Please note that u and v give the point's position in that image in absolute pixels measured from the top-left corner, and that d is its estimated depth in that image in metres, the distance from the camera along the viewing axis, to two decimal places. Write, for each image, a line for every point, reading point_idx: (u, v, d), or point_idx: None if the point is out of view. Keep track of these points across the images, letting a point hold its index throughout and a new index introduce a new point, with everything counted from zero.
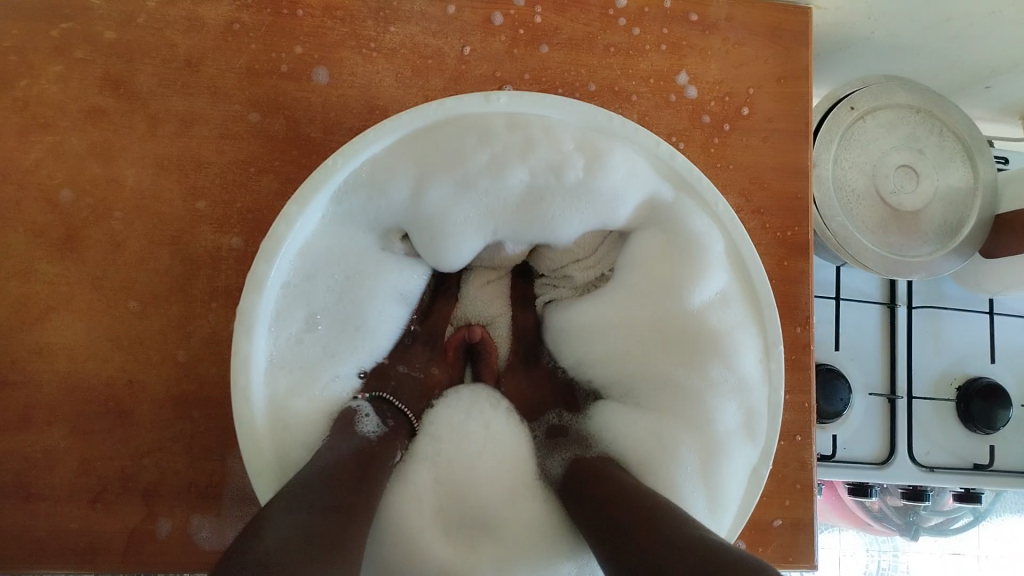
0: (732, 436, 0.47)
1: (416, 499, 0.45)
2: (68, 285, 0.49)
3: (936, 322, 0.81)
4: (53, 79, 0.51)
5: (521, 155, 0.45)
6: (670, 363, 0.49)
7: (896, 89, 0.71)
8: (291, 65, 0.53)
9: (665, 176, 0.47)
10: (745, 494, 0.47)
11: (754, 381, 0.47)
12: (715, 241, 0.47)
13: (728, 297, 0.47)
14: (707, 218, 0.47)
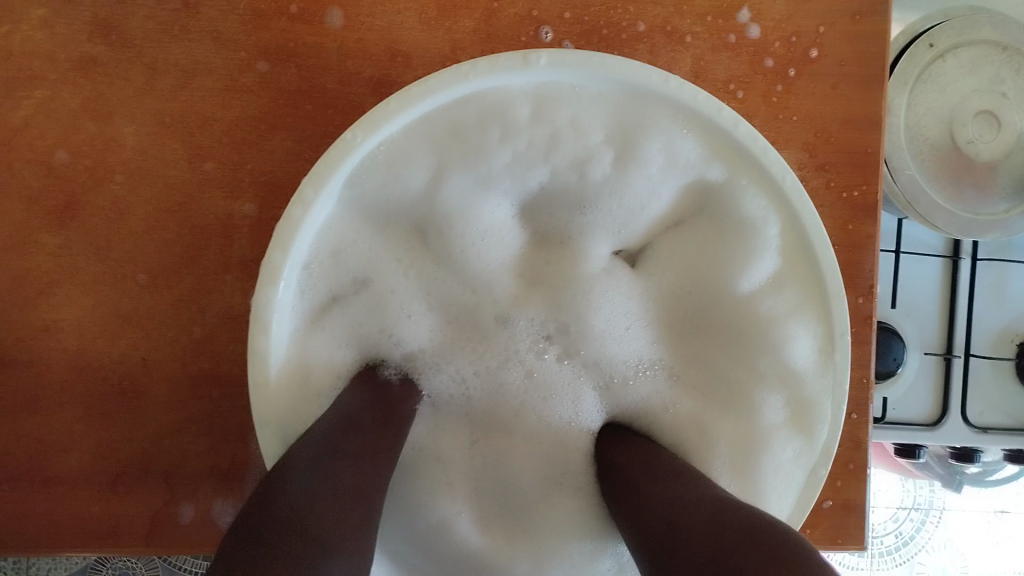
0: (776, 430, 0.44)
1: (447, 474, 0.43)
2: (70, 258, 0.45)
3: (1002, 273, 0.76)
4: (36, 25, 0.45)
5: (554, 138, 0.40)
6: (718, 350, 0.45)
7: (982, 23, 0.62)
8: (301, 5, 0.47)
9: (721, 151, 0.41)
10: (800, 497, 0.43)
11: (807, 371, 0.43)
12: (775, 222, 0.42)
13: (784, 285, 0.43)
14: (766, 199, 0.41)
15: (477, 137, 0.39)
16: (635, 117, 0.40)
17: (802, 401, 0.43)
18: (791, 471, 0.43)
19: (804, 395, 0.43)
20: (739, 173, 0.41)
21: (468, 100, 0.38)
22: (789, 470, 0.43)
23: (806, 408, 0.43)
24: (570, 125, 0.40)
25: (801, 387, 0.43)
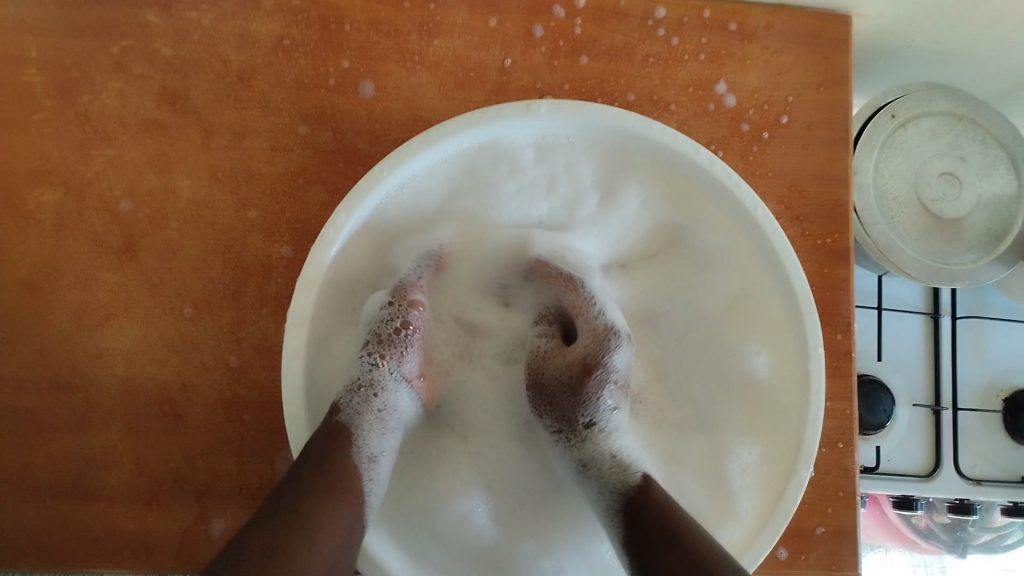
0: (741, 435, 0.50)
1: (455, 475, 0.50)
2: (126, 292, 0.51)
3: (981, 332, 0.79)
4: (113, 94, 0.53)
5: (546, 186, 0.51)
6: (701, 376, 0.52)
7: (938, 97, 0.70)
8: (338, 79, 0.55)
9: (692, 193, 0.50)
10: (760, 495, 0.48)
11: (767, 380, 0.50)
12: (736, 251, 0.49)
13: (745, 305, 0.50)
14: (728, 232, 0.49)
15: (490, 175, 0.50)
16: (614, 165, 0.50)
17: (769, 407, 0.49)
18: (755, 471, 0.49)
19: (772, 401, 0.49)
20: (710, 210, 0.49)
21: (484, 146, 0.48)
22: (754, 469, 0.49)
23: (776, 415, 0.49)
24: (563, 169, 0.50)
25: (769, 395, 0.49)
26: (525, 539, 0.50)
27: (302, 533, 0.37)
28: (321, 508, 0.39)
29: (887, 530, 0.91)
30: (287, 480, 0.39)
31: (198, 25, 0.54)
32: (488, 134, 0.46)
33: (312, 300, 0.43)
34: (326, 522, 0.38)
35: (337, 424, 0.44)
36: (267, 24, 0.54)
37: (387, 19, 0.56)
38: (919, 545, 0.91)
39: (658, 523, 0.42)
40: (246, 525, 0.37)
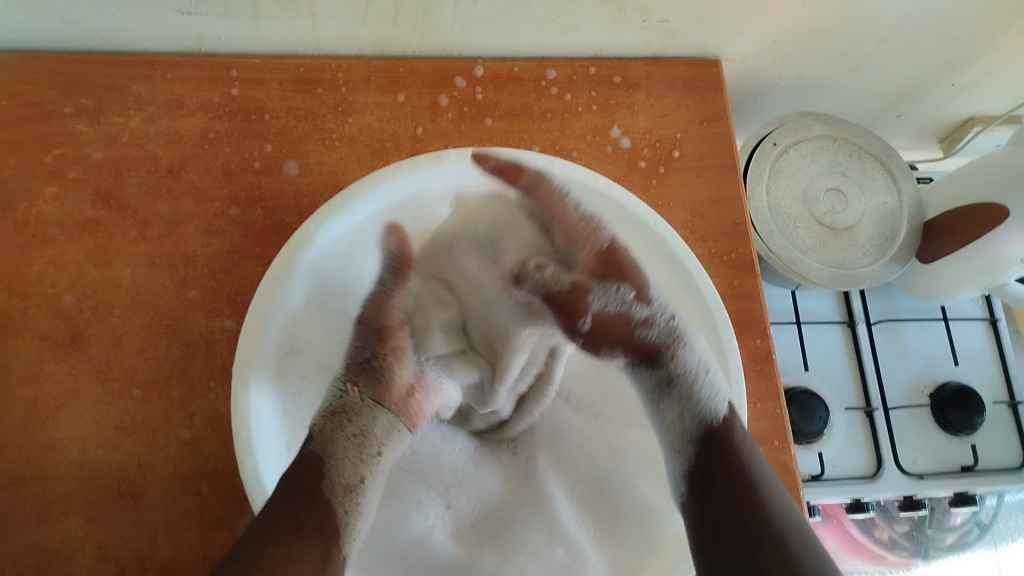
0: None
1: (420, 504, 0.55)
2: (75, 381, 0.53)
3: (897, 334, 0.84)
4: (50, 200, 0.57)
5: None
6: None
7: (811, 123, 0.78)
8: (263, 162, 0.59)
9: None
10: None
11: None
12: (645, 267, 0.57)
13: None
14: (633, 252, 0.57)
15: (413, 235, 0.57)
16: None
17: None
18: None
19: None
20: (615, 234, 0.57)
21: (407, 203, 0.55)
22: None
23: None
24: None
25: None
26: (492, 552, 0.55)
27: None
28: (284, 559, 0.40)
29: (856, 551, 0.88)
30: (253, 531, 0.41)
31: (126, 128, 0.59)
32: (409, 185, 0.54)
33: (256, 354, 0.48)
34: (287, 566, 0.39)
35: (310, 454, 0.46)
36: (191, 121, 0.59)
37: (303, 105, 0.61)
38: (887, 560, 0.90)
39: (740, 476, 0.44)
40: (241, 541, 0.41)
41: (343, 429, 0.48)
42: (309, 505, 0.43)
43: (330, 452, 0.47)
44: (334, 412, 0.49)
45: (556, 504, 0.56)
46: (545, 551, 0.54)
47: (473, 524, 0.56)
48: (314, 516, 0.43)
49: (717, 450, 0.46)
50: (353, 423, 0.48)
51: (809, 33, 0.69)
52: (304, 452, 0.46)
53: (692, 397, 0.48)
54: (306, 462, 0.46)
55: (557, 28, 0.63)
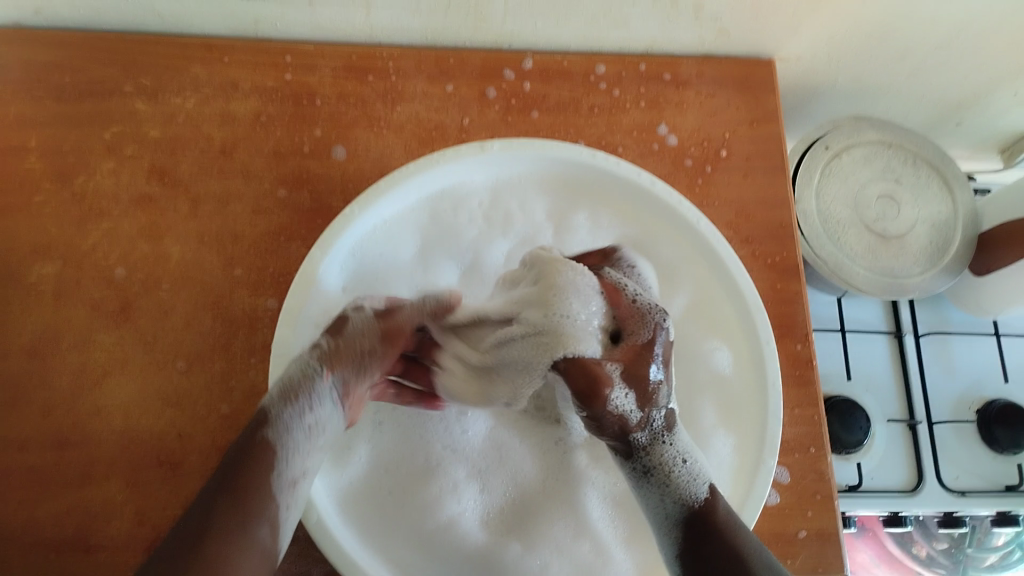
0: (713, 430, 0.54)
1: (450, 486, 0.53)
2: (122, 351, 0.55)
3: (946, 348, 0.81)
4: (107, 174, 0.59)
5: (503, 230, 0.58)
6: None
7: (865, 128, 0.76)
8: (312, 146, 0.60)
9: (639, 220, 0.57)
10: (732, 484, 0.52)
11: (727, 376, 0.55)
12: (684, 264, 0.57)
13: (695, 312, 0.57)
14: (675, 248, 0.57)
15: (452, 223, 0.56)
16: (563, 203, 0.58)
17: (733, 398, 0.55)
18: (722, 463, 0.53)
19: (734, 396, 0.55)
20: (656, 229, 0.57)
21: (445, 195, 0.56)
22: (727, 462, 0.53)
23: (737, 407, 0.55)
24: (518, 210, 0.58)
25: (730, 389, 0.55)
26: (519, 541, 0.53)
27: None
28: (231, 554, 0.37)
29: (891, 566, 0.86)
30: (199, 517, 0.38)
31: (182, 109, 0.60)
32: (451, 174, 0.54)
33: (293, 335, 0.50)
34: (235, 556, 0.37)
35: (262, 438, 0.42)
36: (244, 104, 0.60)
37: (353, 91, 0.61)
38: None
39: (733, 554, 0.44)
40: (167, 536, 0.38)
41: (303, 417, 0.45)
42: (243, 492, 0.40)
43: (283, 440, 0.43)
44: (290, 392, 0.45)
45: (587, 499, 0.54)
46: (571, 546, 0.53)
47: (504, 510, 0.54)
48: (261, 501, 0.40)
49: (701, 539, 0.46)
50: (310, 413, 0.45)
51: (866, 36, 0.67)
52: (258, 435, 0.42)
53: (678, 476, 0.47)
54: (256, 445, 0.42)
55: (607, 23, 0.63)
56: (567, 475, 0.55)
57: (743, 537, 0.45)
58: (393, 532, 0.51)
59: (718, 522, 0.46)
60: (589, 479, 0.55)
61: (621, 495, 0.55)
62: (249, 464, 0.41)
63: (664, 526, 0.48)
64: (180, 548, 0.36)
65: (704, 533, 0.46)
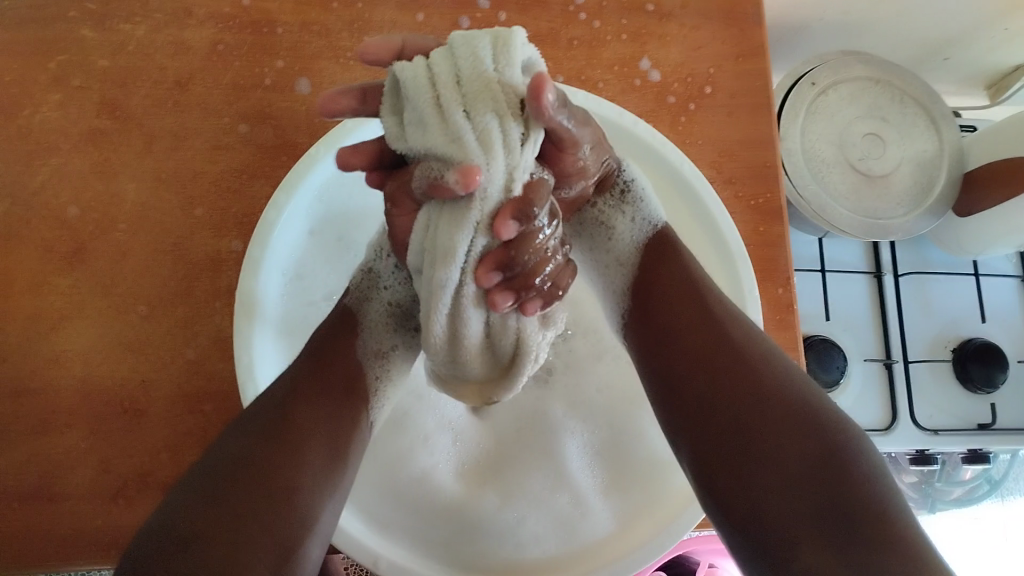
0: None
1: (423, 440, 0.53)
2: (79, 295, 0.53)
3: (925, 289, 0.81)
4: (54, 107, 0.55)
5: None
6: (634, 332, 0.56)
7: (852, 63, 0.74)
8: (274, 78, 0.56)
9: None
10: None
11: None
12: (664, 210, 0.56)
13: None
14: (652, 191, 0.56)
15: None
16: None
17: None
18: None
19: None
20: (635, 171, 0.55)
21: None
22: None
23: None
24: None
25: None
26: (494, 493, 0.52)
27: (289, 432, 0.38)
28: (315, 420, 0.40)
29: None
30: (287, 389, 0.41)
31: (133, 37, 0.56)
32: None
33: (260, 283, 0.48)
34: (318, 428, 0.40)
35: (345, 310, 0.46)
36: (200, 32, 0.56)
37: (317, 19, 0.57)
38: None
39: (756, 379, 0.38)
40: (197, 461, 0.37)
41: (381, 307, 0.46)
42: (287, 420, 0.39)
43: (362, 311, 0.46)
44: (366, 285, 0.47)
45: (566, 450, 0.54)
46: (548, 496, 0.52)
47: (478, 462, 0.54)
48: (349, 386, 0.43)
49: (686, 352, 0.42)
50: (386, 291, 0.46)
51: None
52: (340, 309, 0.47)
53: (636, 201, 0.49)
54: (339, 315, 0.46)
55: None
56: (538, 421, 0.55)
57: (741, 331, 0.41)
58: (367, 484, 0.50)
59: (706, 316, 0.42)
60: (566, 431, 0.55)
61: (598, 448, 0.54)
62: (332, 349, 0.44)
63: (620, 264, 0.48)
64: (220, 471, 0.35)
65: (689, 345, 0.42)
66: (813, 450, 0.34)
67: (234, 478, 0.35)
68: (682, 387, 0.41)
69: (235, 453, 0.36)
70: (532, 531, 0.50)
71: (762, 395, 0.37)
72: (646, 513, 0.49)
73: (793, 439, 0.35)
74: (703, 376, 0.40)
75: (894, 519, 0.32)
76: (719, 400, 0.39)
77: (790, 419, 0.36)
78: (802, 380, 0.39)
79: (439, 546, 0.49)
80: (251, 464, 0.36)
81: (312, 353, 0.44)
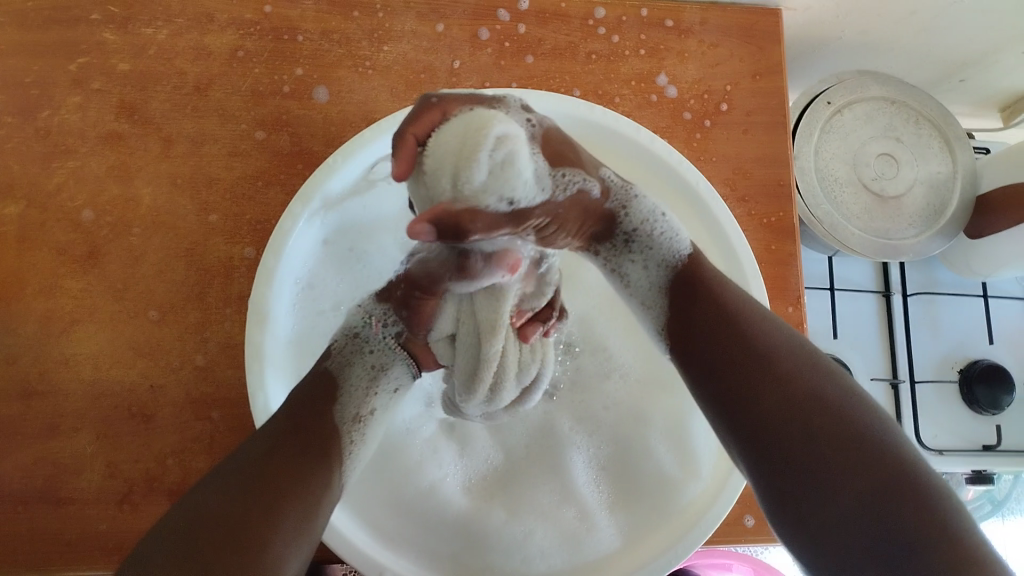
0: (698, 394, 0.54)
1: (433, 457, 0.53)
2: (92, 298, 0.53)
3: (933, 309, 0.81)
4: (72, 109, 0.55)
5: None
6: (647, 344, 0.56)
7: (868, 82, 0.74)
8: (292, 86, 0.56)
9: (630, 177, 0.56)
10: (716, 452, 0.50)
11: None
12: None
13: None
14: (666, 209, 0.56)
15: None
16: None
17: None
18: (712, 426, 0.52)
19: None
20: (650, 187, 0.55)
21: None
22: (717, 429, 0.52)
23: None
24: None
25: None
26: (501, 508, 0.52)
27: (267, 491, 0.37)
28: (292, 479, 0.39)
29: None
30: (268, 441, 0.40)
31: (154, 40, 0.56)
32: None
33: (272, 292, 0.48)
34: (297, 485, 0.39)
35: (326, 369, 0.47)
36: (220, 38, 0.57)
37: (337, 28, 0.58)
38: None
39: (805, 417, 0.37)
40: (156, 528, 0.36)
41: (365, 360, 0.48)
42: (260, 481, 0.38)
43: (344, 371, 0.47)
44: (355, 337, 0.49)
45: (572, 465, 0.54)
46: (555, 511, 0.52)
47: (485, 478, 0.54)
48: (323, 446, 0.42)
49: (736, 374, 0.40)
50: (373, 355, 0.49)
51: None
52: (320, 367, 0.47)
53: (645, 242, 0.48)
54: (320, 374, 0.46)
55: None
56: (548, 438, 0.56)
57: (793, 349, 0.40)
58: (374, 497, 0.50)
59: (753, 338, 0.41)
60: (573, 447, 0.55)
61: (604, 464, 0.54)
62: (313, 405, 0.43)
63: (643, 306, 0.49)
64: (186, 544, 0.34)
65: (739, 367, 0.40)
66: (874, 485, 0.35)
67: (204, 549, 0.34)
68: (735, 408, 0.40)
69: (209, 513, 0.35)
70: (538, 546, 0.50)
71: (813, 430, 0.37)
72: (653, 531, 0.49)
73: (849, 472, 0.35)
74: (758, 402, 0.39)
75: (963, 541, 0.33)
76: (776, 430, 0.38)
77: (851, 453, 0.36)
78: (855, 400, 0.38)
79: (447, 560, 0.49)
80: (225, 525, 0.35)
81: (304, 404, 0.43)
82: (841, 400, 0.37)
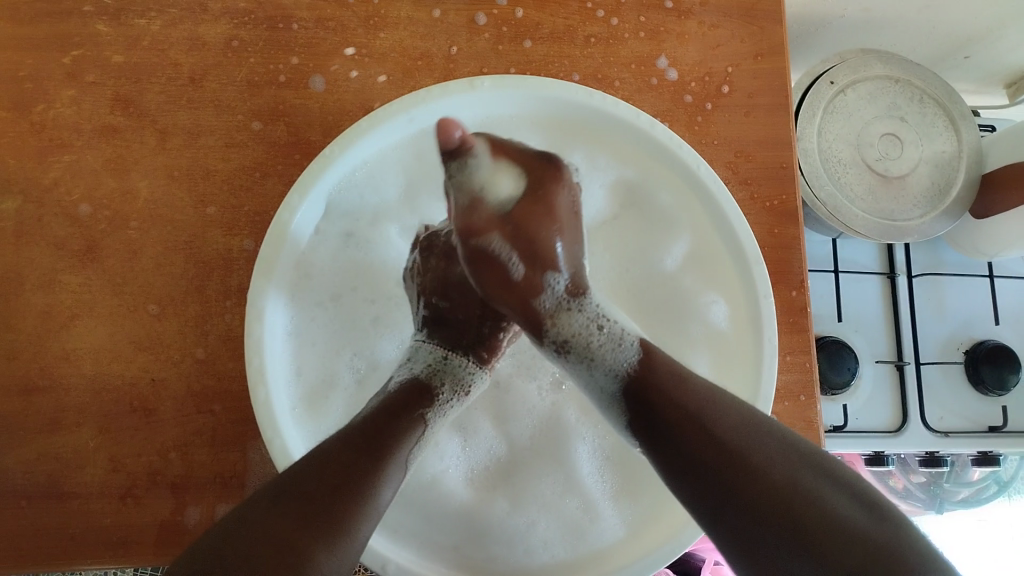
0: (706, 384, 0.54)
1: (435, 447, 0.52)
2: (91, 292, 0.53)
3: (939, 290, 0.80)
4: (66, 102, 0.55)
5: None
6: (665, 328, 0.56)
7: (873, 61, 0.73)
8: (288, 75, 0.56)
9: (631, 163, 0.55)
10: None
11: (722, 329, 0.54)
12: (682, 212, 0.54)
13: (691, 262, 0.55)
14: (671, 195, 0.55)
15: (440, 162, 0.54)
16: (559, 141, 0.54)
17: (730, 355, 0.54)
18: None
19: (731, 350, 0.54)
20: (651, 171, 0.54)
21: None
22: None
23: (730, 362, 0.54)
24: None
25: (729, 342, 0.54)
26: (505, 500, 0.52)
27: (338, 523, 0.36)
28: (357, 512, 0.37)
29: None
30: (335, 470, 0.38)
31: (147, 31, 0.56)
32: (440, 112, 0.51)
33: (271, 285, 0.48)
34: (365, 517, 0.37)
35: (420, 414, 0.44)
36: (215, 27, 0.56)
37: (332, 15, 0.57)
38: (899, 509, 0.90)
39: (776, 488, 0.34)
40: (222, 547, 0.34)
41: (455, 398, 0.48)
42: (334, 508, 0.36)
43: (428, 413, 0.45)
44: (455, 380, 0.49)
45: (577, 455, 0.53)
46: (558, 502, 0.52)
47: (488, 468, 0.53)
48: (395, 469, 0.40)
49: (709, 472, 0.36)
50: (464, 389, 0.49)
51: None
52: (421, 411, 0.44)
53: (598, 349, 0.44)
54: (406, 408, 0.44)
55: None
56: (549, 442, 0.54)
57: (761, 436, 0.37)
58: None
59: (727, 429, 0.37)
60: (578, 436, 0.54)
61: (611, 451, 0.54)
62: (386, 432, 0.41)
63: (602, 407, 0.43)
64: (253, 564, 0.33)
65: (714, 462, 0.36)
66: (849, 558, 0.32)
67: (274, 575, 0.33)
68: (710, 509, 0.36)
69: (273, 542, 0.34)
70: (540, 538, 0.51)
71: (801, 527, 0.33)
72: (656, 521, 0.50)
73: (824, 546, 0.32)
74: (738, 502, 0.35)
75: None
76: (759, 523, 0.34)
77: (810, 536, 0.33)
78: (838, 483, 0.35)
79: (449, 554, 0.49)
80: (292, 553, 0.34)
81: (365, 436, 0.40)
82: (831, 489, 0.34)
